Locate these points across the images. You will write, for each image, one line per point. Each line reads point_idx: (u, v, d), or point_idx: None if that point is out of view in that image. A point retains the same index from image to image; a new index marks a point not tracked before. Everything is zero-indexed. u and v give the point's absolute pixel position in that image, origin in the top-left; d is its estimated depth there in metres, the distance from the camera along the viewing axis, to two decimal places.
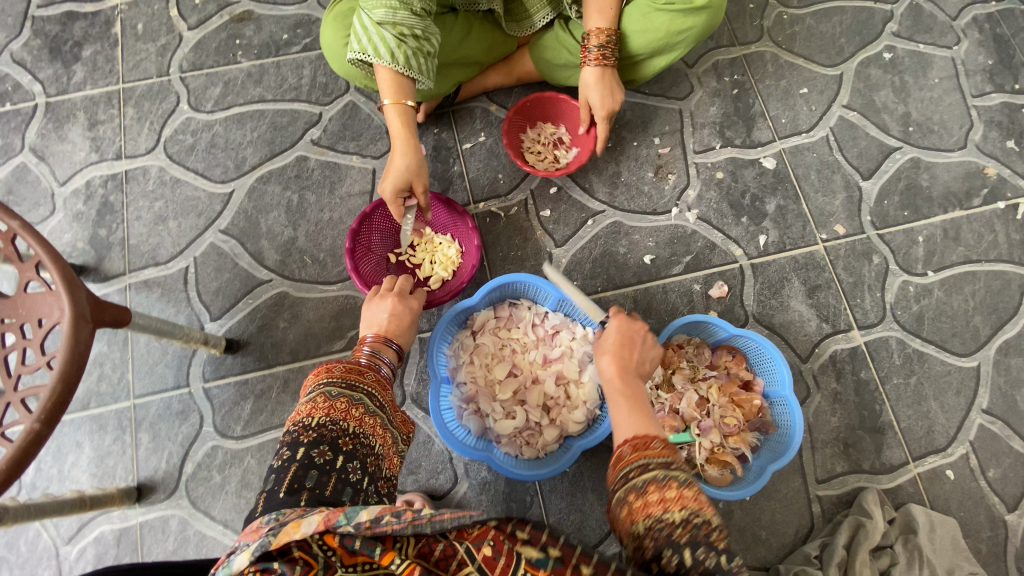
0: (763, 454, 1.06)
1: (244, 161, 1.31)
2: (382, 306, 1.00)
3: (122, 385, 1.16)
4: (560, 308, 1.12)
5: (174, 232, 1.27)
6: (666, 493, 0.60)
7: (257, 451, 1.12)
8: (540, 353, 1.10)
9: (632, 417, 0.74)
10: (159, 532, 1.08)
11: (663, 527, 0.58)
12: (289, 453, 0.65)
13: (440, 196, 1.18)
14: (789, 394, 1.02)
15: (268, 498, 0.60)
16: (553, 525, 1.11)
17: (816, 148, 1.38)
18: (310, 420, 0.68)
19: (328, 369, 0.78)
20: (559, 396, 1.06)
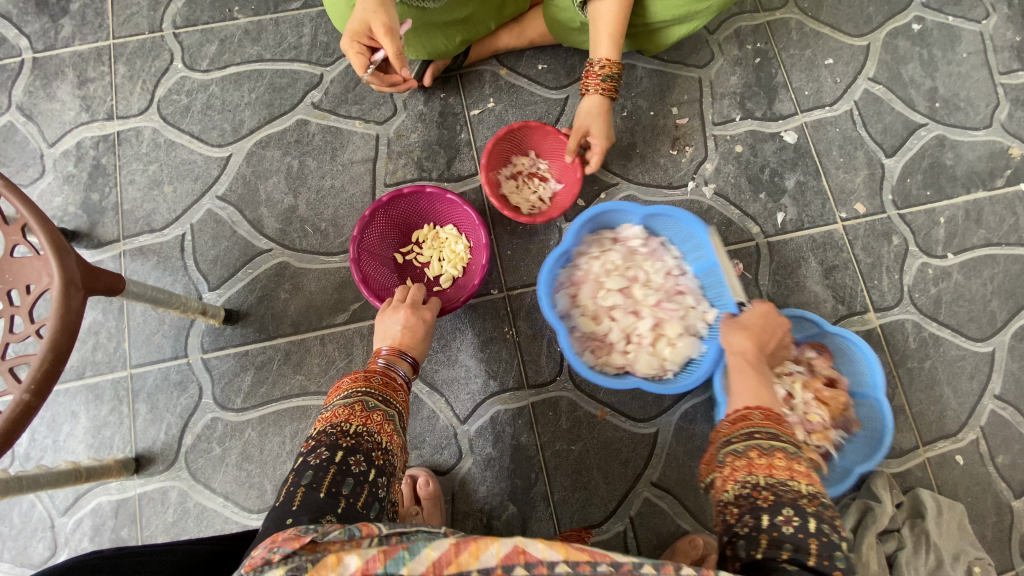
0: (850, 454, 1.03)
1: (241, 124, 1.26)
2: (395, 317, 0.96)
3: (118, 355, 1.13)
4: (704, 276, 1.08)
5: (169, 198, 1.22)
6: (791, 462, 0.64)
7: (257, 423, 1.10)
8: (659, 296, 1.07)
9: (758, 389, 0.79)
10: (159, 504, 1.07)
11: (789, 490, 0.61)
12: (327, 454, 0.64)
13: (441, 189, 1.10)
14: (882, 396, 0.99)
15: (303, 497, 0.59)
16: (558, 504, 1.09)
17: (839, 122, 1.32)
18: (348, 426, 0.68)
19: (365, 378, 0.79)
20: (647, 338, 1.03)
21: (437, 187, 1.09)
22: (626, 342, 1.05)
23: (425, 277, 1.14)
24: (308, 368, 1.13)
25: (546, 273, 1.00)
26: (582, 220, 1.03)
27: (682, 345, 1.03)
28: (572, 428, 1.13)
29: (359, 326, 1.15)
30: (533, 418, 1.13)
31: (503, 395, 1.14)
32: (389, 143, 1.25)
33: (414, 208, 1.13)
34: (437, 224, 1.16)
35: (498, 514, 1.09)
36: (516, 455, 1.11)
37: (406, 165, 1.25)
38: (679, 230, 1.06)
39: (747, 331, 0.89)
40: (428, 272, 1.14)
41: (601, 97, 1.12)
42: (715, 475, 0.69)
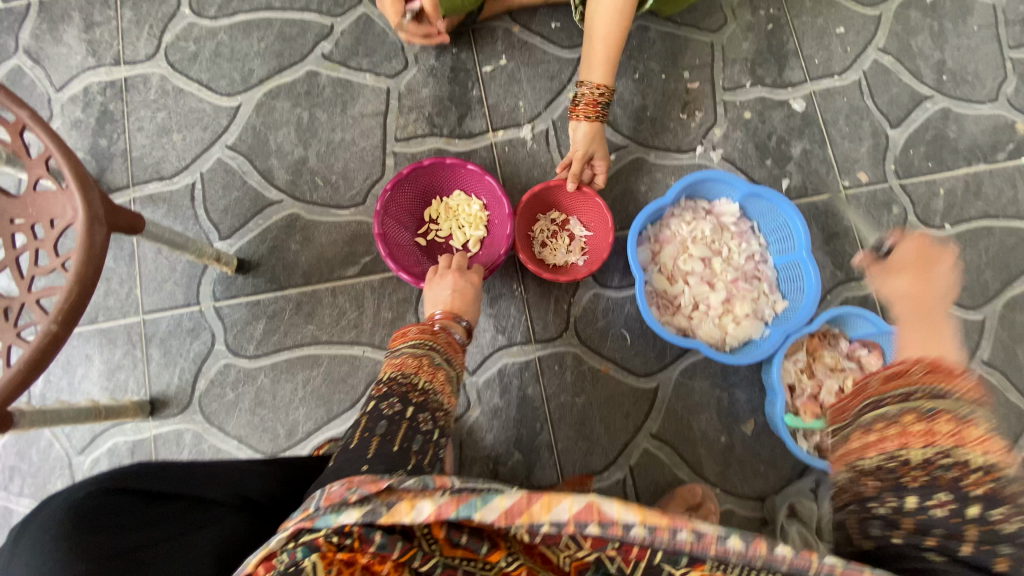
0: None
1: (251, 73, 1.24)
2: (443, 284, 1.01)
3: (131, 301, 1.14)
4: (784, 267, 1.15)
5: (178, 146, 1.21)
6: (959, 428, 0.51)
7: (270, 370, 1.13)
8: (739, 275, 1.15)
9: (930, 342, 0.68)
10: (174, 445, 1.10)
11: (950, 466, 0.50)
12: (400, 408, 0.69)
13: (436, 158, 1.10)
14: None
15: (377, 448, 0.62)
16: (562, 452, 1.14)
17: (847, 92, 1.33)
18: (417, 379, 0.75)
19: (431, 334, 0.87)
20: (716, 309, 1.11)
21: (434, 158, 1.09)
22: (693, 307, 1.14)
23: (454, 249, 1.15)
24: (320, 318, 1.15)
25: (635, 224, 1.10)
26: (683, 183, 1.12)
27: (748, 324, 1.11)
28: (576, 381, 1.17)
29: (370, 279, 1.17)
30: (539, 371, 1.16)
31: (510, 348, 1.17)
32: (400, 98, 1.25)
33: (420, 183, 1.13)
34: (442, 195, 1.17)
35: (504, 461, 1.13)
36: (522, 405, 1.15)
37: (417, 120, 1.25)
38: (773, 217, 1.15)
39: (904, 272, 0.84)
40: (455, 244, 1.16)
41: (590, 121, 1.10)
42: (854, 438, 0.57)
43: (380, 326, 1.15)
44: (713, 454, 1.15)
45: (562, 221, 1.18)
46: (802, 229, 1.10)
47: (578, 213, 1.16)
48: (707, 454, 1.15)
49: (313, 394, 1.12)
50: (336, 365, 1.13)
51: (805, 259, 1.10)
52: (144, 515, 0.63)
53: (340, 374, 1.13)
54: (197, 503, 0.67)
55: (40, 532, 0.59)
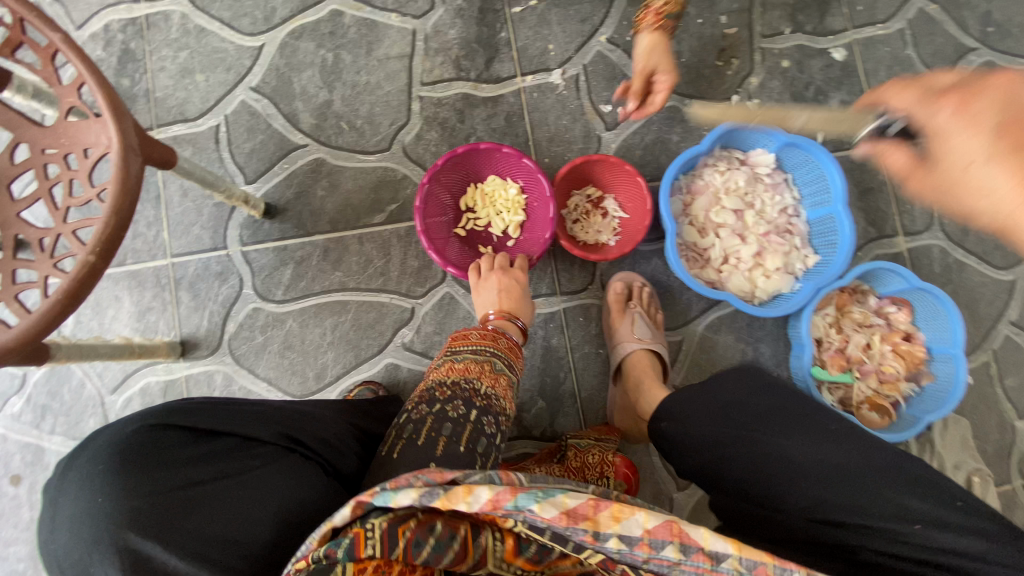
0: (918, 404, 1.11)
1: (273, 12, 1.20)
2: (491, 284, 1.05)
3: (158, 244, 1.14)
4: (817, 220, 1.13)
5: (201, 87, 1.18)
6: None
7: (298, 315, 1.13)
8: (771, 228, 1.14)
9: None
10: (204, 387, 1.12)
11: None
12: (464, 410, 0.76)
13: (468, 145, 1.08)
14: (959, 352, 1.06)
15: (446, 448, 0.71)
16: (585, 400, 1.15)
17: (890, 41, 1.28)
18: (479, 384, 0.82)
19: (494, 340, 0.94)
20: (746, 262, 1.10)
21: (467, 145, 1.07)
22: (724, 261, 1.13)
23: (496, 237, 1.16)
24: (347, 265, 1.15)
25: (667, 172, 1.08)
26: (719, 131, 1.09)
27: (778, 278, 1.10)
28: (601, 333, 1.17)
29: (396, 227, 1.16)
30: (564, 322, 1.17)
31: (535, 300, 1.17)
32: (427, 40, 1.21)
33: (454, 171, 1.12)
34: (477, 182, 1.16)
35: (528, 408, 1.14)
36: (547, 355, 1.16)
37: (443, 64, 1.21)
38: (811, 169, 1.12)
39: (989, 126, 0.60)
40: (495, 231, 1.16)
41: (655, 32, 1.04)
42: None
43: (407, 274, 1.15)
44: None
45: (596, 199, 1.18)
46: (838, 181, 1.07)
47: (614, 189, 1.18)
48: None
49: (341, 339, 1.13)
50: (363, 311, 1.14)
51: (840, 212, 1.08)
52: (192, 452, 0.66)
53: (368, 320, 1.14)
54: (246, 442, 0.70)
55: (90, 466, 0.61)
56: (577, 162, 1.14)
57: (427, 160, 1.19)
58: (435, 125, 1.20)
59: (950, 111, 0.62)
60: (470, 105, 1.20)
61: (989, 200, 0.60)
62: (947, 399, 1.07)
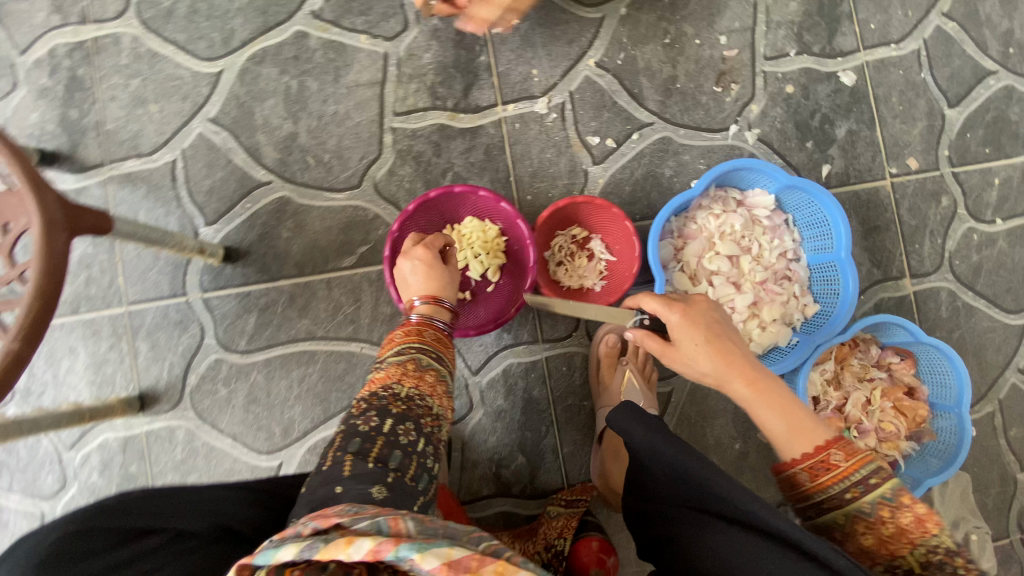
0: (917, 464, 1.06)
1: (232, 34, 1.10)
2: (408, 262, 0.94)
3: (114, 292, 1.07)
4: (818, 266, 1.06)
5: (155, 118, 1.10)
6: (840, 465, 0.66)
7: (263, 366, 1.07)
8: (768, 276, 1.06)
9: (790, 432, 0.70)
10: (166, 442, 1.06)
11: (867, 475, 0.64)
12: (377, 422, 0.70)
13: (443, 188, 1.00)
14: (965, 412, 1.01)
15: (354, 466, 0.64)
16: (567, 456, 1.10)
17: (904, 63, 1.18)
18: (399, 388, 0.76)
19: (418, 335, 0.85)
20: (741, 313, 1.03)
21: (440, 188, 0.99)
22: None
23: (470, 281, 1.06)
24: (314, 312, 1.08)
25: (659, 219, 1.00)
26: (714, 173, 1.00)
27: (774, 331, 1.03)
28: (585, 384, 1.11)
29: (367, 271, 1.09)
30: (546, 372, 1.11)
31: (516, 348, 1.11)
32: (400, 64, 1.11)
33: (428, 215, 1.03)
34: (453, 224, 1.07)
35: (507, 464, 1.09)
36: (527, 407, 1.10)
37: (418, 91, 1.11)
38: (812, 211, 1.04)
39: (699, 326, 0.77)
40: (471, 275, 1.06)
41: None
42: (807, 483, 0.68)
43: (379, 322, 1.08)
44: (726, 461, 1.11)
45: (583, 239, 1.10)
46: (843, 228, 0.99)
47: (600, 230, 1.09)
48: (720, 460, 1.11)
49: (309, 392, 1.07)
50: (332, 362, 1.07)
51: (844, 262, 1.00)
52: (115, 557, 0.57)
53: (337, 372, 1.07)
54: (178, 537, 0.61)
55: None
56: (561, 203, 1.05)
57: (400, 198, 1.10)
58: (409, 159, 1.11)
59: (672, 312, 0.79)
60: (447, 136, 1.11)
61: (703, 374, 0.77)
62: (949, 458, 1.02)
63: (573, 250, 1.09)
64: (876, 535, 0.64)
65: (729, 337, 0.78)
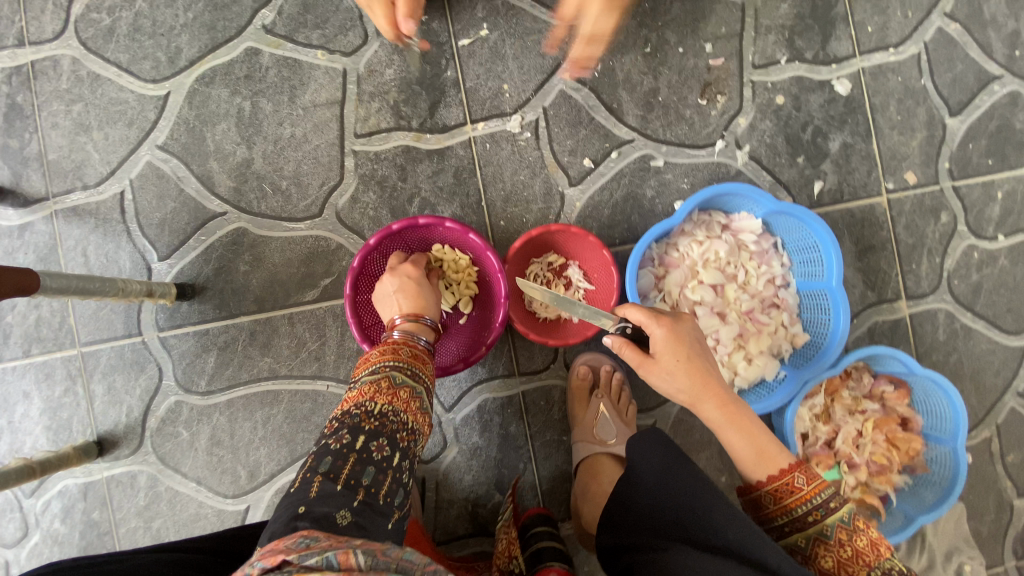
0: (910, 498, 1.01)
1: (178, 52, 1.03)
2: (387, 285, 0.87)
3: (65, 332, 1.02)
4: (808, 294, 0.99)
5: (101, 146, 1.03)
6: (804, 488, 0.67)
7: (225, 408, 1.02)
8: (756, 305, 0.99)
9: (757, 454, 0.71)
10: (128, 488, 1.02)
11: (826, 498, 0.65)
12: (349, 439, 0.62)
13: (408, 219, 0.93)
14: (960, 447, 0.95)
15: (320, 487, 0.57)
16: (546, 493, 1.06)
17: (902, 69, 1.10)
18: (372, 406, 0.67)
19: (393, 352, 0.76)
20: (725, 346, 0.97)
21: (403, 219, 0.92)
22: None
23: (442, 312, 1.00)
24: (276, 350, 1.02)
25: (638, 249, 0.93)
26: (698, 198, 0.93)
27: (760, 365, 0.97)
28: (565, 418, 1.06)
29: (331, 305, 1.03)
30: (523, 407, 1.06)
31: (491, 382, 1.06)
32: (360, 82, 1.04)
33: (393, 246, 0.97)
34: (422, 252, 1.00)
35: (484, 502, 1.05)
36: (504, 444, 1.06)
37: (380, 111, 1.04)
38: (802, 236, 0.97)
39: (682, 344, 0.75)
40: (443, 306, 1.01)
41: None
42: (772, 507, 0.69)
43: (346, 359, 1.03)
44: None
45: (559, 266, 1.04)
46: (834, 257, 0.93)
47: (578, 257, 1.03)
48: None
49: (274, 434, 1.02)
50: (297, 402, 1.02)
51: (834, 291, 0.93)
52: None
53: (303, 412, 1.02)
54: None
55: None
56: (535, 232, 0.98)
57: (364, 227, 1.04)
58: (373, 184, 1.04)
59: (659, 326, 0.76)
60: (413, 159, 1.04)
61: (676, 393, 0.76)
62: (945, 494, 0.96)
63: (552, 277, 1.03)
64: (833, 558, 0.64)
65: (707, 358, 0.76)
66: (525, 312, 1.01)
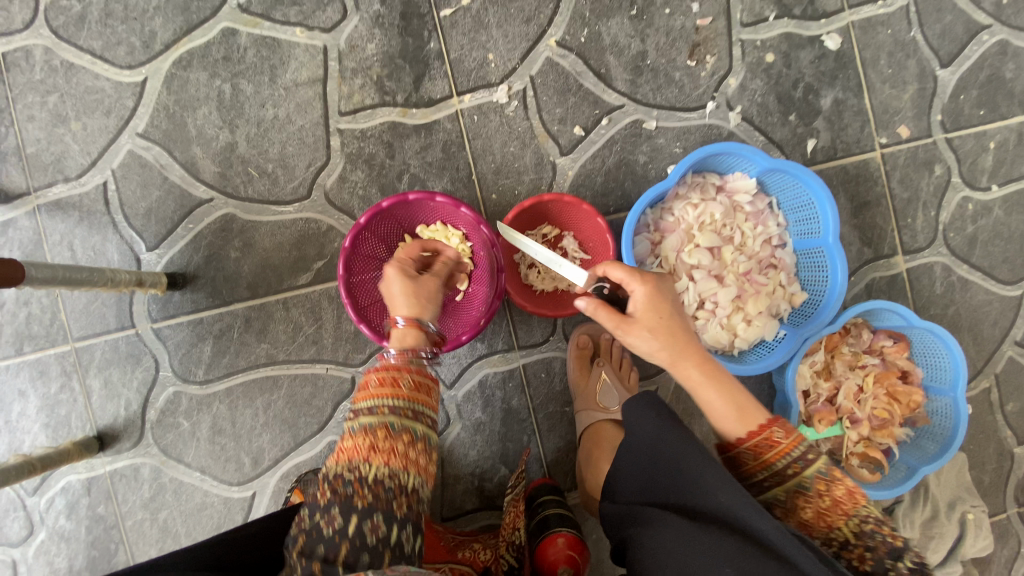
0: (911, 451, 1.01)
1: (153, 37, 1.01)
2: (392, 278, 0.78)
3: (57, 328, 1.01)
4: (805, 252, 0.99)
5: (80, 137, 1.01)
6: (779, 441, 0.62)
7: (224, 397, 1.02)
8: (752, 266, 0.98)
9: (735, 411, 0.66)
10: (132, 480, 1.02)
11: (799, 450, 0.61)
12: (340, 523, 0.55)
13: (399, 196, 0.92)
14: (961, 396, 0.95)
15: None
16: (551, 464, 1.06)
17: (891, 21, 1.08)
18: (366, 471, 0.58)
19: (391, 385, 0.63)
20: (725, 309, 0.96)
21: (393, 196, 0.91)
22: (699, 307, 0.98)
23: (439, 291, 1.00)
24: (272, 336, 1.01)
25: (634, 214, 0.92)
26: (690, 161, 0.92)
27: (760, 326, 0.97)
28: (566, 389, 1.06)
29: (325, 287, 1.02)
30: (524, 380, 1.06)
31: (491, 357, 1.05)
32: (342, 58, 1.02)
33: (386, 225, 0.96)
34: (416, 231, 0.99)
35: (490, 477, 1.05)
36: (507, 418, 1.05)
37: (364, 87, 1.02)
38: (797, 194, 0.96)
39: (661, 304, 0.72)
40: None
41: None
42: (748, 462, 0.64)
43: (343, 341, 1.02)
44: None
45: (554, 239, 1.03)
46: (829, 212, 0.92)
47: (573, 227, 1.02)
48: None
49: (276, 419, 1.02)
50: (297, 387, 1.02)
51: (831, 247, 0.93)
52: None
53: (304, 396, 1.02)
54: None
55: None
56: (528, 204, 0.97)
57: (354, 206, 1.02)
58: (361, 162, 1.02)
59: (641, 285, 0.73)
60: (400, 135, 1.02)
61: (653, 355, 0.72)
62: (945, 445, 0.97)
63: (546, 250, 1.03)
64: (814, 508, 0.60)
65: (685, 319, 0.73)
66: (522, 287, 1.00)
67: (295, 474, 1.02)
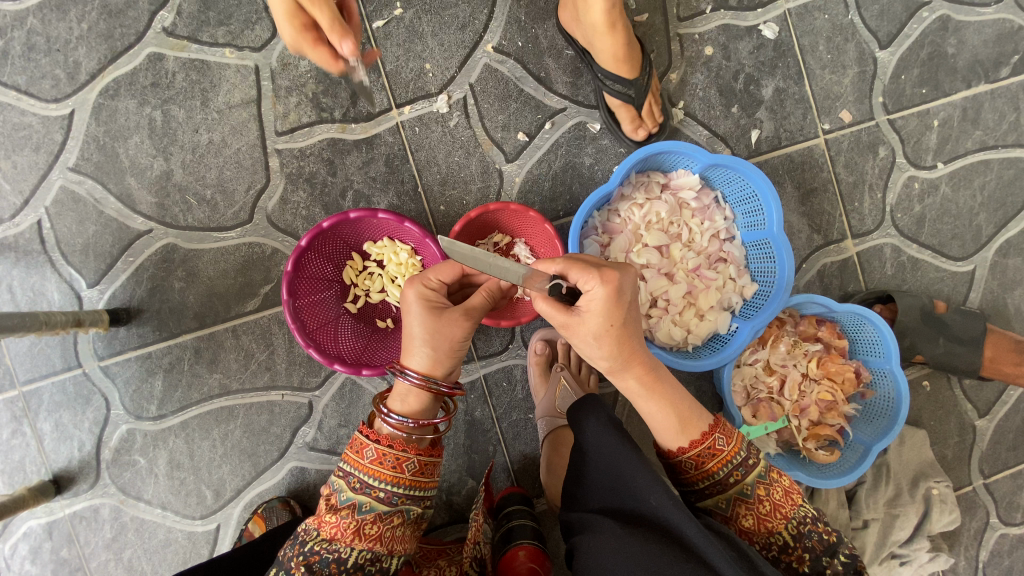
0: (862, 428, 1.02)
1: (77, 67, 0.97)
2: (414, 318, 0.71)
3: (4, 373, 0.98)
4: (755, 244, 0.98)
5: (9, 174, 0.98)
6: (725, 451, 0.69)
7: (180, 430, 1.00)
8: (700, 261, 0.98)
9: (676, 415, 0.70)
10: (92, 522, 1.00)
11: (743, 459, 0.69)
12: None
13: (339, 214, 0.90)
14: (896, 367, 0.96)
15: None
16: (518, 472, 1.06)
17: (828, 6, 1.09)
18: (349, 554, 0.66)
19: (394, 468, 0.69)
20: (677, 305, 0.96)
21: (333, 215, 0.89)
22: (651, 305, 0.97)
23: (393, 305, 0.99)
24: (224, 365, 1.00)
25: (580, 216, 0.91)
26: (631, 161, 0.91)
27: (712, 320, 0.97)
28: (528, 397, 1.06)
29: (274, 312, 1.00)
30: (486, 391, 1.05)
31: None
32: (275, 77, 0.99)
33: (331, 244, 0.94)
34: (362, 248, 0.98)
35: (458, 490, 1.05)
36: (471, 430, 1.05)
37: (300, 105, 1.00)
38: (741, 186, 0.96)
39: (616, 305, 0.66)
40: (392, 301, 0.99)
41: None
42: (692, 473, 0.70)
43: (297, 365, 1.00)
44: None
45: (506, 245, 1.02)
46: (771, 200, 0.92)
47: (523, 233, 1.01)
48: None
49: (235, 449, 1.00)
50: (254, 415, 1.00)
51: (776, 237, 0.93)
52: None
53: (261, 424, 1.00)
54: None
55: None
56: (474, 212, 0.95)
57: (298, 227, 1.00)
58: (302, 182, 1.00)
59: (601, 285, 0.65)
60: (340, 152, 1.00)
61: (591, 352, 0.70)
62: (891, 418, 0.98)
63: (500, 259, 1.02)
64: (754, 515, 0.68)
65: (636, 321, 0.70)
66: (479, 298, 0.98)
67: (258, 503, 1.00)
